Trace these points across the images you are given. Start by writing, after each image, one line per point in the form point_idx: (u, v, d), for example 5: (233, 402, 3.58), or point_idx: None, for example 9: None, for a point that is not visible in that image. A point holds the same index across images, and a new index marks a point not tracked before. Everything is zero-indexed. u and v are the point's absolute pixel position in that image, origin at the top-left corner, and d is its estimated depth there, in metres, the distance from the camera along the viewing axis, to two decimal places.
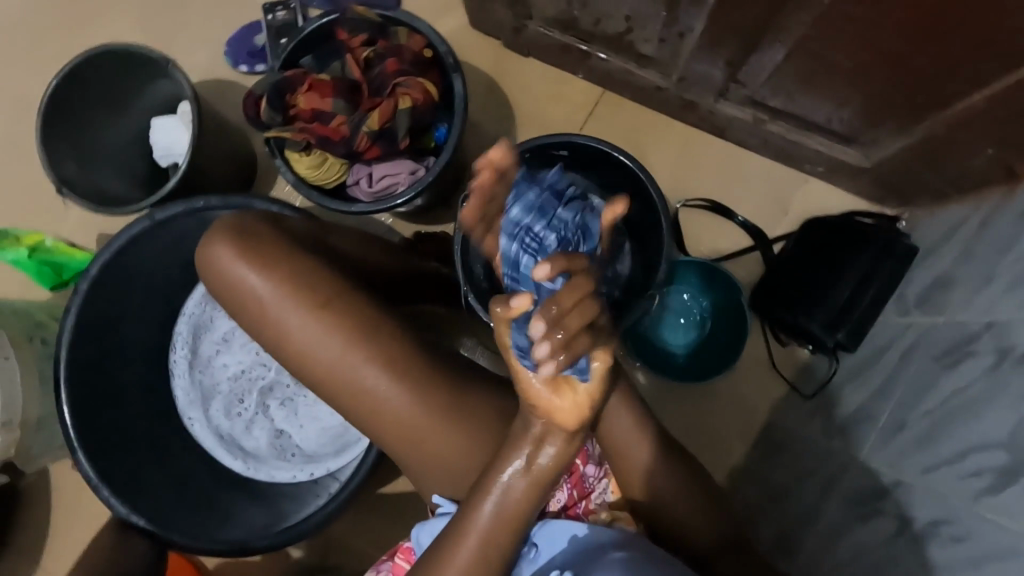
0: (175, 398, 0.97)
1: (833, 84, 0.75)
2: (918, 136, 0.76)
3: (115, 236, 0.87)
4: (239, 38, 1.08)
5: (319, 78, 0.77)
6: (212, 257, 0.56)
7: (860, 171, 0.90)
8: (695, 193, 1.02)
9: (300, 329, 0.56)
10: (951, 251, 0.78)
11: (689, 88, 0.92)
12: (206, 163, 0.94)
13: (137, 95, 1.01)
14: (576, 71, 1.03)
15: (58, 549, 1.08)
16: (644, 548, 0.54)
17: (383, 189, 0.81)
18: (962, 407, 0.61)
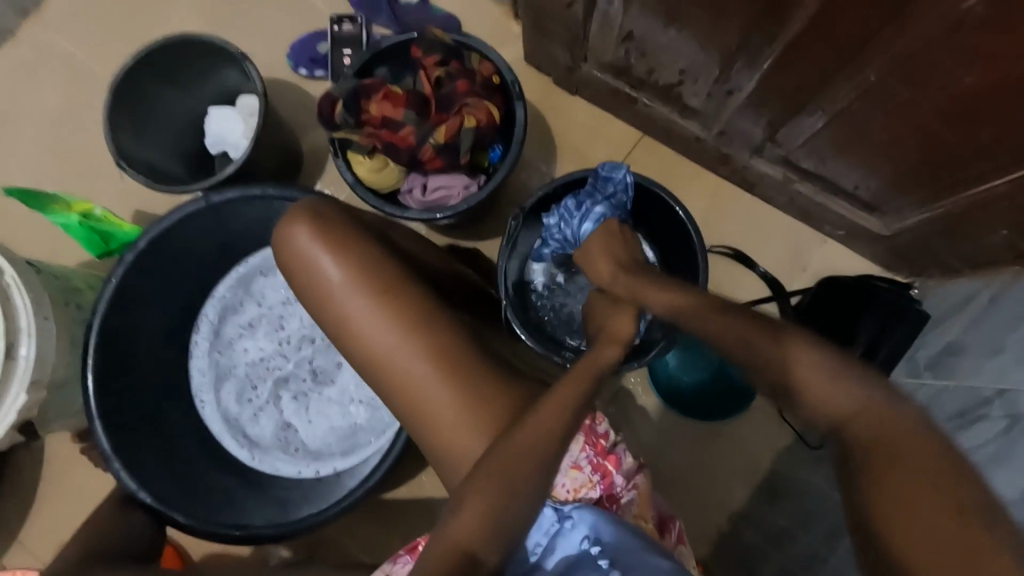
0: (191, 378, 0.98)
1: (865, 155, 0.81)
2: (939, 211, 0.82)
3: (166, 215, 0.87)
4: (302, 43, 1.13)
5: (392, 88, 0.82)
6: (292, 239, 0.61)
7: (878, 238, 0.96)
8: (719, 240, 1.07)
9: (364, 318, 0.60)
10: (962, 321, 0.83)
11: (727, 142, 0.98)
12: (262, 154, 0.98)
13: (201, 82, 1.05)
14: (619, 113, 1.09)
15: (42, 520, 1.06)
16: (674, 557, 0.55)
17: (436, 199, 0.86)
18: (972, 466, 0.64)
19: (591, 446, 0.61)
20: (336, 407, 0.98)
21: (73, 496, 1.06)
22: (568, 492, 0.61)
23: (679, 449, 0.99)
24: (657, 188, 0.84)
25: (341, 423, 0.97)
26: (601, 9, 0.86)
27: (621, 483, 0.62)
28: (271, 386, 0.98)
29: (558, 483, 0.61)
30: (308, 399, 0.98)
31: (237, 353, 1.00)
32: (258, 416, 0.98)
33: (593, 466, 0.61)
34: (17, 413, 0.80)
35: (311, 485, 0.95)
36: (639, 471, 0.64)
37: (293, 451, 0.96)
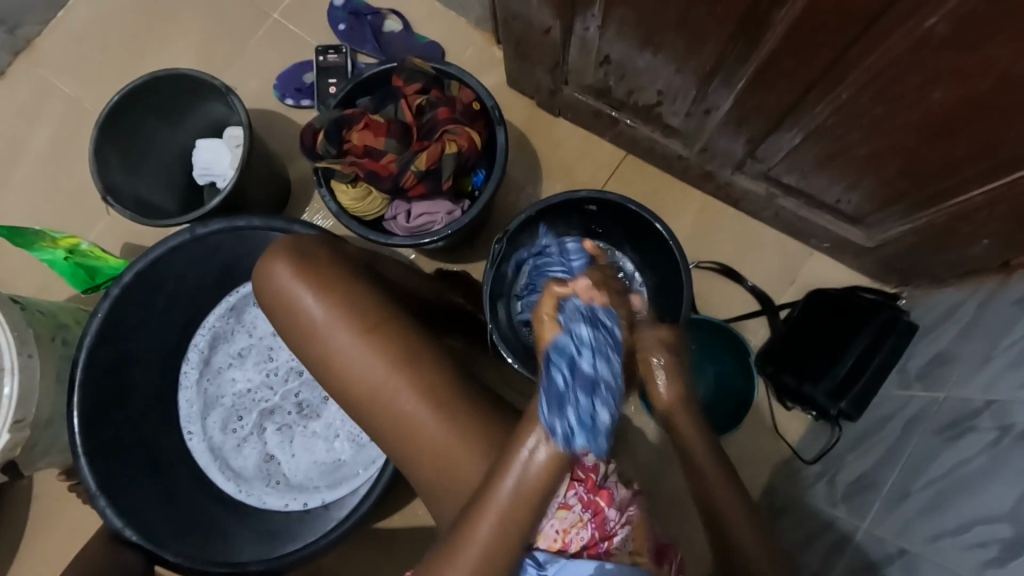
0: (178, 410, 0.98)
1: (845, 169, 0.82)
2: (921, 222, 0.82)
3: (153, 247, 0.88)
4: (289, 74, 1.14)
5: (374, 118, 0.83)
6: (273, 275, 0.60)
7: (863, 249, 0.97)
8: (707, 256, 1.08)
9: (346, 350, 0.59)
10: (950, 330, 0.83)
11: (709, 159, 0.99)
12: (248, 185, 0.98)
13: (188, 116, 1.06)
14: (602, 135, 1.10)
15: (30, 560, 1.04)
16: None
17: (420, 225, 0.86)
18: (967, 478, 0.64)
19: (579, 482, 0.60)
20: (321, 441, 0.97)
21: (61, 535, 1.04)
22: (559, 533, 0.59)
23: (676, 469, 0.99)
24: (634, 205, 0.84)
25: (324, 459, 0.96)
26: (578, 34, 0.87)
27: (614, 517, 0.60)
28: (256, 416, 0.98)
29: (548, 526, 0.59)
30: (292, 433, 0.97)
31: (225, 383, 0.99)
32: (242, 447, 0.97)
33: (583, 502, 0.60)
34: (1, 453, 0.79)
35: (299, 518, 0.93)
36: (633, 502, 0.62)
37: (274, 484, 0.95)
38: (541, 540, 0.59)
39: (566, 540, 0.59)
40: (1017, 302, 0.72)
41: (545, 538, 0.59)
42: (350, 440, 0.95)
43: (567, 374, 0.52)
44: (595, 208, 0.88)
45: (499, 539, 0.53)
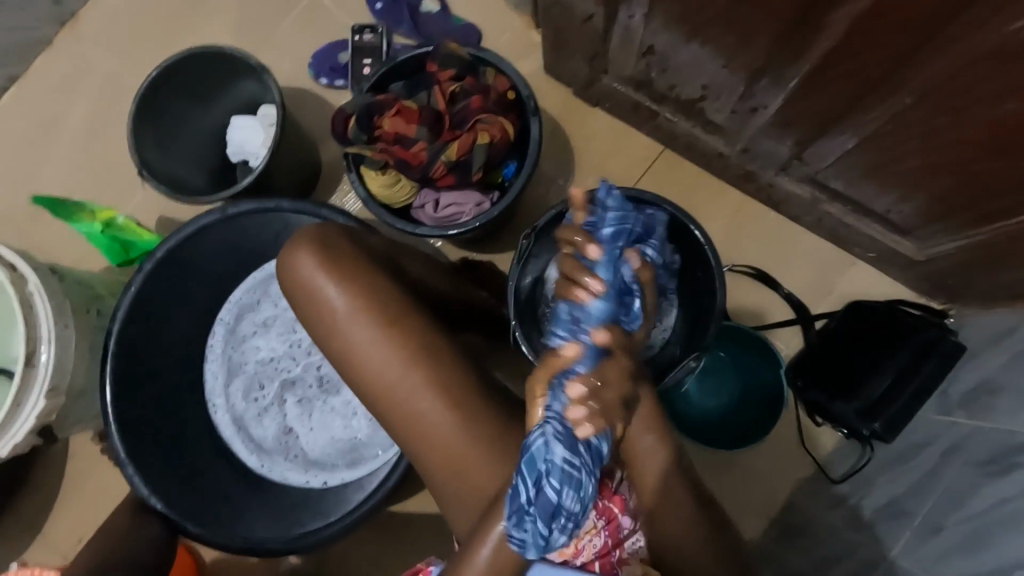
0: (204, 379, 0.99)
1: (900, 178, 0.76)
2: (979, 240, 0.76)
3: (185, 225, 0.90)
4: (324, 53, 1.13)
5: (406, 104, 0.81)
6: (296, 264, 0.59)
7: (911, 263, 0.91)
8: (742, 260, 1.03)
9: (366, 345, 0.59)
10: (1001, 356, 0.78)
11: (751, 159, 0.94)
12: (279, 166, 0.98)
13: (223, 93, 1.06)
14: (640, 128, 1.06)
15: (64, 516, 1.09)
16: None
17: (448, 216, 0.85)
18: (1010, 519, 0.60)
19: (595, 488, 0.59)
20: (340, 418, 0.97)
21: (93, 495, 1.09)
22: (571, 539, 0.56)
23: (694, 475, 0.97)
24: (670, 207, 0.80)
25: (343, 435, 0.97)
26: (621, 23, 0.83)
27: (626, 524, 0.60)
28: (278, 388, 0.99)
29: None
30: (313, 406, 0.98)
31: (249, 351, 1.00)
32: (262, 417, 0.98)
33: (598, 509, 0.58)
34: (37, 419, 0.82)
35: (318, 494, 0.94)
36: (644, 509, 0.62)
37: (292, 457, 0.96)
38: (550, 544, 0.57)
39: (578, 547, 0.56)
40: None
41: (555, 544, 0.56)
42: (369, 420, 0.96)
43: (531, 492, 0.51)
44: None
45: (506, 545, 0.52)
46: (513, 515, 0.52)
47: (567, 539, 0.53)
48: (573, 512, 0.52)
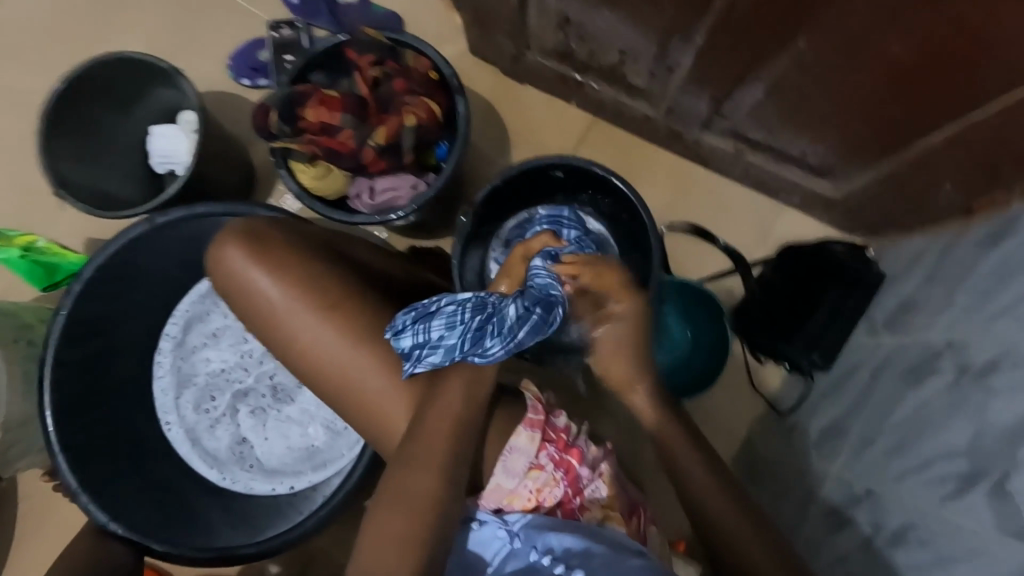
0: (154, 398, 0.96)
1: (809, 121, 0.81)
2: (885, 171, 0.82)
3: (109, 242, 0.86)
4: (243, 53, 1.10)
5: (327, 93, 0.81)
6: (225, 259, 0.59)
7: (832, 202, 0.97)
8: (680, 218, 1.07)
9: (308, 333, 0.59)
10: (915, 277, 0.84)
11: (676, 119, 0.98)
12: (208, 170, 0.96)
13: (139, 102, 1.02)
14: (569, 100, 1.08)
15: (22, 559, 1.04)
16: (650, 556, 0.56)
17: (384, 202, 0.84)
18: (927, 420, 0.65)
19: (551, 442, 0.61)
20: (296, 426, 0.96)
21: (50, 534, 1.04)
22: (532, 493, 0.59)
23: None
24: (598, 167, 0.83)
25: (299, 444, 0.96)
26: None
27: (587, 474, 0.61)
28: (229, 399, 0.96)
29: (520, 486, 0.59)
30: (266, 415, 0.96)
31: (198, 363, 0.97)
32: (214, 428, 0.96)
33: (556, 462, 0.60)
34: None
35: (286, 501, 0.93)
36: (605, 459, 0.64)
37: (250, 467, 0.95)
38: (514, 500, 0.59)
39: (539, 499, 0.59)
40: (977, 245, 0.73)
41: (519, 499, 0.59)
42: (327, 426, 0.95)
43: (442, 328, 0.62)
44: (560, 173, 0.87)
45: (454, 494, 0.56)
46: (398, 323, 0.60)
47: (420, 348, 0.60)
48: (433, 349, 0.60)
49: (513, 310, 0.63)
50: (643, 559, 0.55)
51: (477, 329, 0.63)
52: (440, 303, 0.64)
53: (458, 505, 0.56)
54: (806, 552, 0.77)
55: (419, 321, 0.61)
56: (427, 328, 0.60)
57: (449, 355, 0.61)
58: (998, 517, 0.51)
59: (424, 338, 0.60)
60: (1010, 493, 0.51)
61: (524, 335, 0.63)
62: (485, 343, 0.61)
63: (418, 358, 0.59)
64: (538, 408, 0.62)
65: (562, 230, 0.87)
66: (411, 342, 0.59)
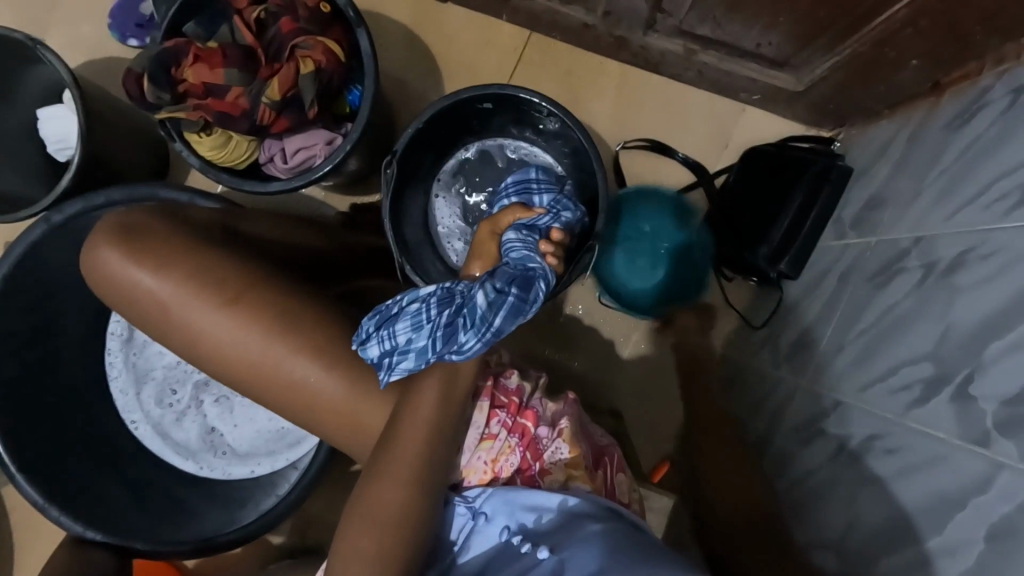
0: (114, 400, 0.91)
1: (756, 7, 0.72)
2: (845, 54, 0.74)
3: (14, 245, 0.82)
4: (122, 8, 0.96)
5: (204, 47, 0.70)
6: (102, 264, 0.54)
7: (795, 95, 0.88)
8: (636, 133, 0.99)
9: (214, 327, 0.54)
10: (883, 168, 0.77)
11: (616, 22, 0.87)
12: (104, 152, 0.86)
13: (14, 85, 0.90)
14: (499, 15, 0.96)
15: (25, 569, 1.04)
16: (623, 527, 0.53)
17: (300, 163, 0.76)
18: (894, 324, 0.62)
19: (501, 408, 0.59)
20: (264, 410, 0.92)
21: (46, 542, 1.05)
22: (489, 464, 0.58)
23: (632, 357, 0.98)
24: (523, 91, 0.74)
25: (269, 426, 0.92)
26: None
27: (545, 435, 0.59)
28: (192, 389, 0.91)
29: (475, 459, 0.58)
30: (232, 401, 0.92)
31: (153, 357, 0.91)
32: (182, 420, 0.91)
33: (509, 427, 0.58)
34: None
35: (268, 480, 0.90)
36: (565, 413, 0.61)
37: (223, 453, 0.91)
38: (471, 474, 0.58)
39: (496, 469, 0.58)
40: (945, 125, 0.66)
41: (475, 472, 0.58)
42: None
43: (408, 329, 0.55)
44: (489, 104, 0.79)
45: (399, 471, 0.54)
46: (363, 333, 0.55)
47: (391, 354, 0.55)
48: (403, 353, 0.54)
49: (482, 295, 0.53)
50: (605, 524, 0.53)
51: (447, 325, 0.54)
52: (405, 301, 0.56)
53: (403, 484, 0.54)
54: (779, 464, 0.77)
55: (381, 326, 0.55)
56: (393, 333, 0.54)
57: (419, 360, 0.54)
58: (961, 421, 0.49)
59: (391, 345, 0.54)
60: (974, 397, 0.49)
61: (501, 321, 0.53)
62: (458, 339, 0.53)
63: (390, 366, 0.54)
64: (486, 377, 0.60)
65: (534, 199, 0.65)
66: (378, 352, 0.54)
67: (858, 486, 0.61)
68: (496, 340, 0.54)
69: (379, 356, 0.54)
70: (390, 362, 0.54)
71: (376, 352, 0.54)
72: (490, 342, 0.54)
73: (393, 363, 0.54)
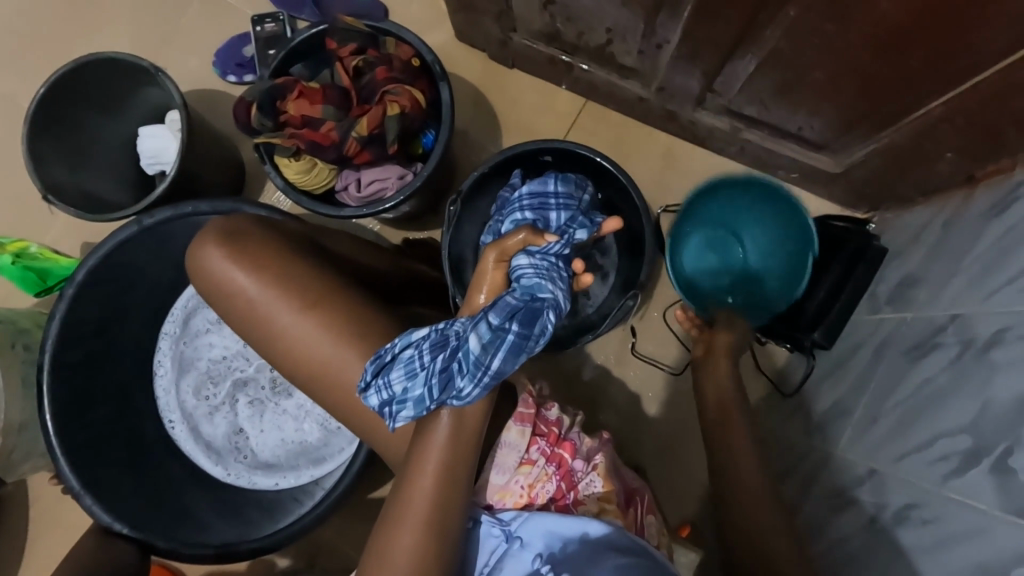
0: (157, 398, 0.96)
1: (803, 94, 0.79)
2: (884, 143, 0.79)
3: (101, 242, 0.85)
4: (228, 48, 1.08)
5: (308, 85, 0.79)
6: (206, 259, 0.60)
7: (832, 178, 0.94)
8: (677, 200, 1.05)
9: (292, 327, 0.59)
10: (918, 250, 0.81)
11: (669, 98, 0.95)
12: (196, 169, 0.94)
13: (125, 103, 1.01)
14: (560, 83, 1.06)
15: (36, 562, 1.04)
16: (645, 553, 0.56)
17: (372, 194, 0.83)
18: (930, 396, 0.64)
19: (542, 436, 0.61)
20: (291, 420, 0.96)
21: (61, 536, 1.05)
22: (525, 489, 0.60)
23: (660, 410, 0.99)
24: (582, 149, 0.83)
25: (292, 438, 0.95)
26: None
27: (580, 468, 0.61)
28: (230, 388, 0.96)
29: (512, 483, 0.60)
30: (264, 407, 0.96)
31: (201, 348, 0.97)
32: (213, 415, 0.96)
33: (547, 456, 0.60)
34: None
35: (290, 494, 0.92)
36: (599, 450, 0.64)
37: (246, 459, 0.95)
38: (506, 497, 0.60)
39: (532, 495, 0.59)
40: (980, 215, 0.71)
41: (510, 495, 0.60)
42: (320, 424, 0.94)
43: (399, 377, 0.56)
44: (550, 158, 0.86)
45: (447, 495, 0.55)
46: (364, 383, 0.57)
47: (389, 405, 0.56)
48: (401, 403, 0.55)
49: (477, 338, 0.54)
50: (630, 558, 0.55)
51: (442, 371, 0.55)
52: (399, 346, 0.57)
53: (445, 490, 0.55)
54: (810, 532, 0.76)
55: (378, 373, 0.57)
56: (388, 382, 0.56)
57: (419, 407, 0.55)
58: (1002, 494, 0.50)
59: (389, 397, 0.56)
60: (1013, 469, 0.50)
61: (499, 362, 0.54)
62: (456, 385, 0.54)
63: (391, 414, 0.56)
64: (529, 403, 0.62)
65: (549, 214, 0.72)
66: (378, 400, 0.56)
67: (891, 558, 0.60)
68: (494, 382, 0.55)
69: (379, 406, 0.56)
70: (388, 409, 0.56)
71: (374, 401, 0.56)
72: (490, 384, 0.55)
73: (392, 412, 0.56)
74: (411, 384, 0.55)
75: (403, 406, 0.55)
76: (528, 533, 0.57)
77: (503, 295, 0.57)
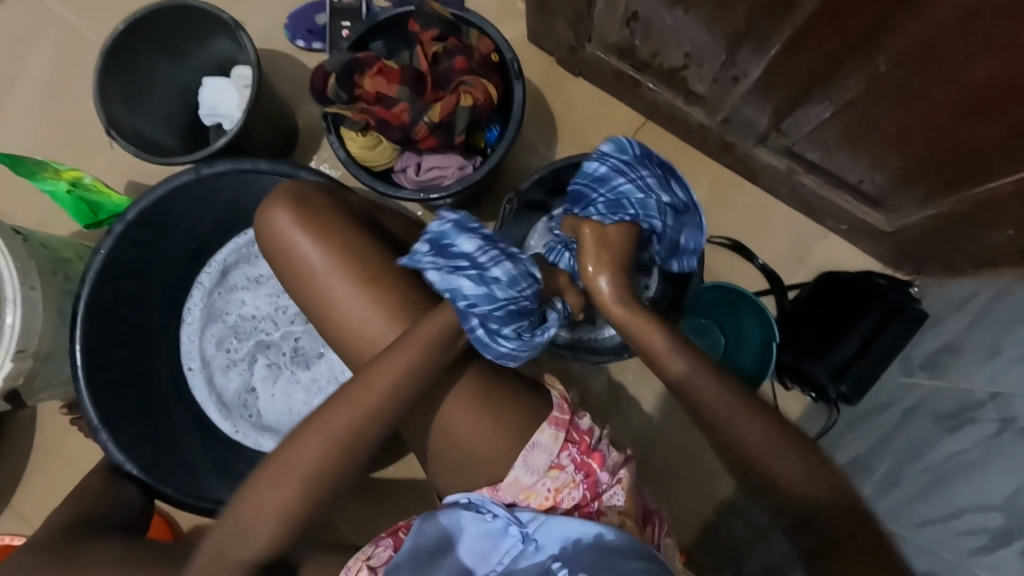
0: (181, 343, 0.98)
1: (872, 148, 0.79)
2: (944, 209, 0.79)
3: (154, 186, 0.85)
4: (301, 14, 1.09)
5: (388, 64, 0.80)
6: (272, 220, 0.62)
7: (880, 234, 0.93)
8: (719, 232, 1.04)
9: (342, 298, 0.61)
10: (960, 320, 0.81)
11: (731, 130, 0.95)
12: (255, 127, 0.95)
13: (193, 52, 1.02)
14: (621, 98, 1.06)
15: (33, 487, 1.05)
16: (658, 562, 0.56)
17: (429, 179, 0.84)
18: (962, 468, 0.64)
19: (573, 443, 0.61)
20: (302, 392, 0.96)
21: (62, 465, 1.06)
22: (551, 492, 0.60)
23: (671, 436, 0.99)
24: None
25: (299, 410, 0.96)
26: None
27: (605, 479, 0.61)
28: (251, 346, 0.98)
29: (539, 484, 0.60)
30: (280, 373, 0.97)
31: (233, 303, 0.99)
32: (230, 368, 0.97)
33: (576, 464, 0.61)
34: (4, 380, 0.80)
35: None
36: (625, 466, 0.64)
37: (250, 417, 0.96)
38: (531, 497, 0.60)
39: (557, 498, 0.60)
40: None
41: (536, 497, 0.60)
42: None
43: (467, 240, 0.62)
44: None
45: None
46: (436, 221, 0.63)
47: (435, 237, 0.62)
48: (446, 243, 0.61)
49: (528, 293, 0.61)
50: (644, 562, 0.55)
51: (494, 269, 0.61)
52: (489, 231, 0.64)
53: None
54: None
55: (456, 221, 0.63)
56: (460, 231, 0.62)
57: (445, 264, 0.60)
58: None
59: (440, 237, 0.62)
60: None
61: (508, 323, 0.59)
62: (485, 282, 0.59)
63: (423, 236, 0.62)
64: (564, 408, 0.62)
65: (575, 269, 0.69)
66: (426, 234, 0.62)
67: None
68: (484, 324, 0.59)
69: (425, 230, 0.62)
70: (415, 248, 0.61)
71: (432, 221, 0.63)
72: (484, 318, 0.59)
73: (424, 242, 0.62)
74: (462, 256, 0.61)
75: (432, 257, 0.61)
76: (545, 532, 0.58)
77: (548, 312, 0.65)
